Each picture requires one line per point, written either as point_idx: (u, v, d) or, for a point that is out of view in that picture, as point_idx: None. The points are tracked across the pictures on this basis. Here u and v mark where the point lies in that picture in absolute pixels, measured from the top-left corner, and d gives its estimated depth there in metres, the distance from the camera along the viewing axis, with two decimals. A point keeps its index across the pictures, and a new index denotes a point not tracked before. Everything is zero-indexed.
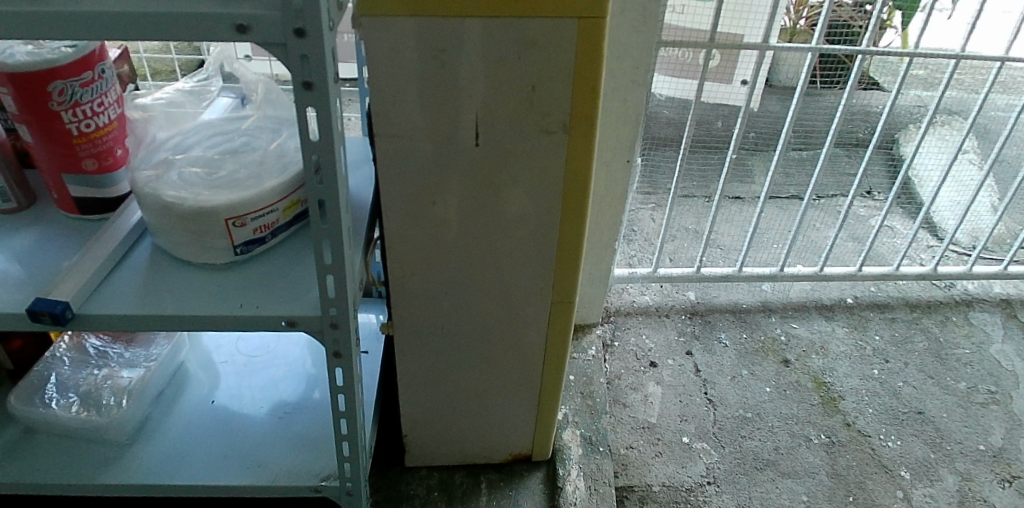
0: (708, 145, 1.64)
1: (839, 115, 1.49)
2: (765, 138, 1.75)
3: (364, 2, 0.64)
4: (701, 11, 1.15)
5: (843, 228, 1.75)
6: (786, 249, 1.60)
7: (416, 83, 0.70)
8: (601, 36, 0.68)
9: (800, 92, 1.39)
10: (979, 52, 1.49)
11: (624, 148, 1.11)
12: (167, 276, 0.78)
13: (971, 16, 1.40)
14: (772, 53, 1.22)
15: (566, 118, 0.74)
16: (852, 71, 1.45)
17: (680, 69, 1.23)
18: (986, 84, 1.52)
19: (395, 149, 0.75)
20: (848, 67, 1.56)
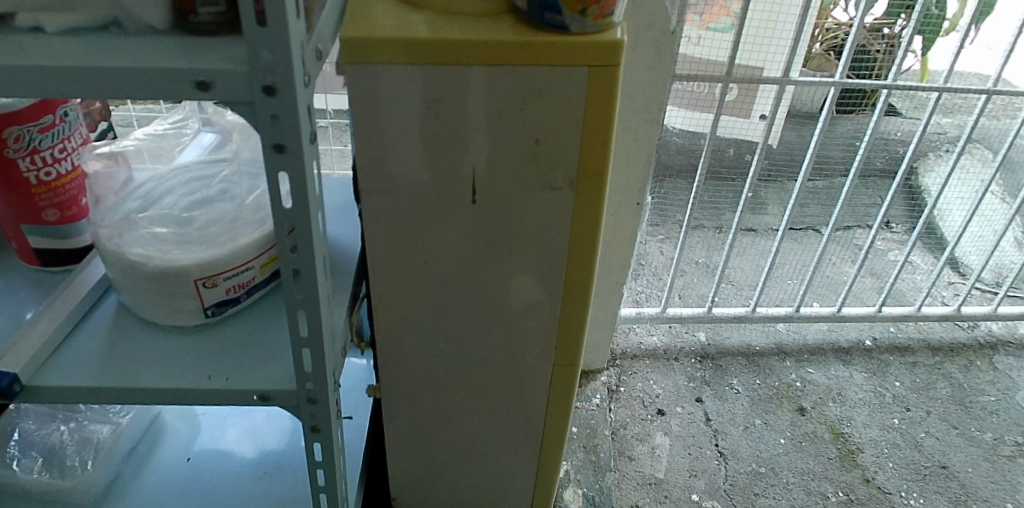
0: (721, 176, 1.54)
1: (865, 147, 1.41)
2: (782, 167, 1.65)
3: (347, 49, 0.58)
4: (718, 42, 1.07)
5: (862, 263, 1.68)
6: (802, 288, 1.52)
7: (407, 136, 0.63)
8: (613, 86, 0.62)
9: (822, 127, 1.32)
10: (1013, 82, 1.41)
11: (634, 190, 1.04)
12: (133, 340, 0.71)
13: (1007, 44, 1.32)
14: (793, 88, 1.15)
15: (572, 175, 0.67)
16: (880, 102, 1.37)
17: (695, 103, 1.16)
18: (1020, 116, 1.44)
19: (384, 206, 0.67)
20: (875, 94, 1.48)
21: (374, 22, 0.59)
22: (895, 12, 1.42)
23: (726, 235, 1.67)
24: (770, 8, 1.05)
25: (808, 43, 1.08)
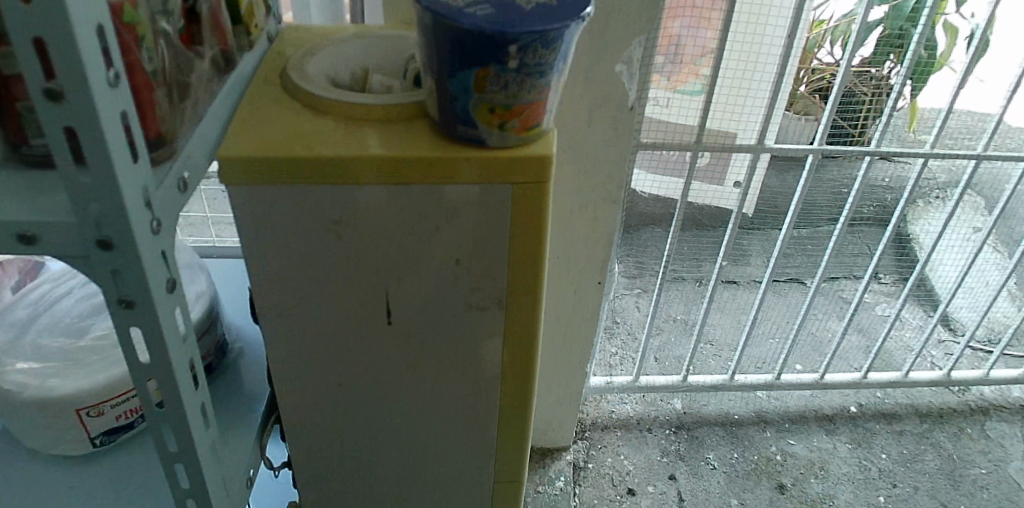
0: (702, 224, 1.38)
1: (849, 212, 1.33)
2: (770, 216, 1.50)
3: (226, 170, 0.50)
4: (687, 105, 0.98)
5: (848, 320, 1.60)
6: (785, 350, 1.44)
7: (307, 258, 0.55)
8: (540, 204, 0.54)
9: (801, 194, 1.22)
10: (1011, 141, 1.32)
11: (594, 270, 0.96)
12: (11, 471, 0.63)
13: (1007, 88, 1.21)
14: (769, 155, 1.06)
15: (500, 294, 0.59)
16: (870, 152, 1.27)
17: (664, 167, 1.08)
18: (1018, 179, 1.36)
19: (287, 329, 0.59)
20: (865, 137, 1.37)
21: (260, 134, 0.51)
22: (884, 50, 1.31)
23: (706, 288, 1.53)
24: (743, 74, 0.96)
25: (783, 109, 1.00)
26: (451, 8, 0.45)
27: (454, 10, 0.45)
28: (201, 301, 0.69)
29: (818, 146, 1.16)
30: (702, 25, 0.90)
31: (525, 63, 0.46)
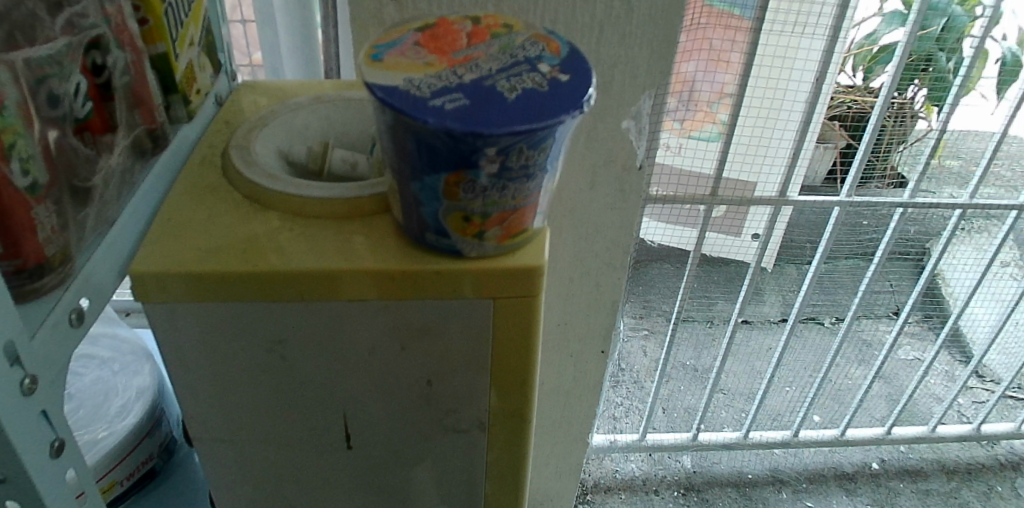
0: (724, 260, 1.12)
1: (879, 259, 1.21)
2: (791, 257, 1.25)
3: (141, 287, 0.40)
4: (702, 152, 0.87)
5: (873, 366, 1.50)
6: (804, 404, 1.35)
7: (249, 382, 0.46)
8: (528, 321, 0.44)
9: (824, 248, 1.10)
10: None
11: (598, 338, 0.86)
12: None
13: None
14: (791, 209, 0.97)
15: (482, 418, 0.49)
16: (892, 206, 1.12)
17: (677, 216, 0.94)
18: None
19: (230, 454, 0.50)
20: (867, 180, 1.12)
21: (185, 240, 0.42)
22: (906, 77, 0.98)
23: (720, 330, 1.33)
24: (765, 121, 0.85)
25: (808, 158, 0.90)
26: (414, 100, 0.35)
27: (418, 103, 0.35)
28: (142, 400, 0.60)
29: (845, 196, 1.04)
30: (720, 67, 0.79)
31: (508, 167, 0.37)
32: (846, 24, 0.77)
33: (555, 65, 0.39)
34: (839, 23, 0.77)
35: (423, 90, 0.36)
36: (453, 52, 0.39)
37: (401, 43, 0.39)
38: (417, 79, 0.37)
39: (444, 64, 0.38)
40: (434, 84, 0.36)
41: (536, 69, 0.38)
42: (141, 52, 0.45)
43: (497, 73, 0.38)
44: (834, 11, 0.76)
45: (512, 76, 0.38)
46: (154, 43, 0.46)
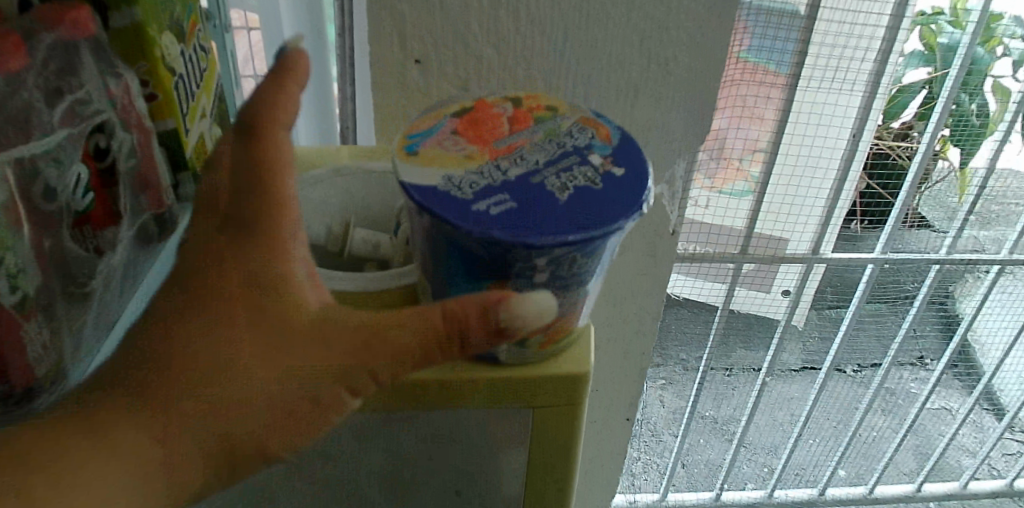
0: (763, 317, 1.01)
1: (919, 304, 1.08)
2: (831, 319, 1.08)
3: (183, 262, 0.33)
4: (732, 208, 0.83)
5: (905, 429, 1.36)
6: (835, 463, 1.29)
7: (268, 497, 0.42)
8: (573, 430, 0.40)
9: (857, 303, 1.03)
10: None
11: (624, 405, 0.82)
12: None
13: None
14: (824, 266, 0.93)
15: None
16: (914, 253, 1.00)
17: (706, 273, 0.90)
18: None
19: None
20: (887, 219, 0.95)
21: None
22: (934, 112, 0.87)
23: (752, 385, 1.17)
24: (800, 178, 0.81)
25: (842, 218, 0.87)
26: (454, 203, 0.32)
27: (460, 206, 0.31)
28: None
29: (880, 254, 0.97)
30: (753, 123, 0.75)
31: (560, 276, 0.33)
32: (886, 80, 0.75)
33: (607, 156, 0.35)
34: (879, 79, 0.75)
35: (464, 190, 0.32)
36: (495, 141, 0.35)
37: (438, 131, 0.36)
38: (458, 175, 0.33)
39: (486, 156, 0.34)
40: (476, 182, 0.33)
41: (587, 161, 0.35)
42: (149, 131, 0.41)
43: (546, 168, 0.34)
44: (874, 67, 0.74)
45: (561, 170, 0.34)
46: (162, 119, 0.43)
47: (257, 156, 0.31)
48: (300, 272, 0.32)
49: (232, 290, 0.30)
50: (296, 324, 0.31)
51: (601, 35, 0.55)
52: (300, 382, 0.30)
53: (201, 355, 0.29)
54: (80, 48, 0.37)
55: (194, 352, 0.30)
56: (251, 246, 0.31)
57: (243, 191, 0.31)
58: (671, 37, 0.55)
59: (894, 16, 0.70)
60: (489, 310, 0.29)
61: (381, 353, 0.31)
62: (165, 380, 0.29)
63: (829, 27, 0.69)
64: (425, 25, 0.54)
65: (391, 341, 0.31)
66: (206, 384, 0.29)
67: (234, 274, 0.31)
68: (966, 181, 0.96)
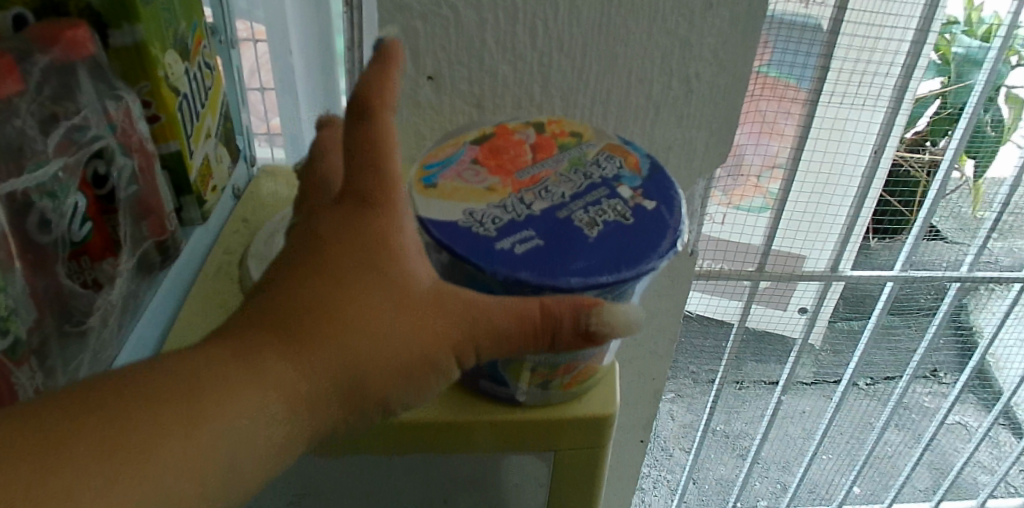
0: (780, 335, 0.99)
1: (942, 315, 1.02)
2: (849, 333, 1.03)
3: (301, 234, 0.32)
4: (752, 224, 0.80)
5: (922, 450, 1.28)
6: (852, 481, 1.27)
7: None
8: (592, 474, 0.38)
9: (878, 313, 0.97)
10: None
11: (638, 427, 0.79)
12: None
13: None
14: (844, 285, 0.90)
15: None
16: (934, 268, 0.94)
17: (722, 290, 0.87)
18: None
19: None
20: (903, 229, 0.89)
21: None
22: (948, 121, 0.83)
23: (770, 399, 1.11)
24: (820, 196, 0.79)
25: (862, 235, 0.85)
26: (477, 242, 0.30)
27: (482, 246, 0.30)
28: None
29: (901, 271, 0.92)
30: (774, 138, 0.73)
31: None
32: (907, 99, 0.73)
33: (637, 189, 0.33)
34: (902, 95, 0.73)
35: (487, 227, 0.31)
36: (518, 171, 0.34)
37: (459, 161, 0.34)
38: (480, 211, 0.31)
39: (509, 189, 0.33)
40: (500, 218, 0.31)
41: (617, 193, 0.33)
42: (152, 155, 0.39)
43: (573, 201, 0.32)
44: (897, 84, 0.71)
45: (590, 204, 0.32)
46: (166, 141, 0.41)
47: (376, 138, 0.29)
48: (411, 243, 0.30)
49: (340, 260, 0.28)
50: (405, 295, 0.28)
51: (622, 52, 0.53)
52: (404, 358, 0.28)
53: (310, 317, 0.27)
54: (78, 70, 0.35)
55: (302, 313, 0.27)
56: (368, 220, 0.29)
57: (360, 163, 0.29)
58: (694, 54, 0.54)
59: (921, 29, 0.68)
60: (582, 313, 0.28)
61: (486, 334, 0.29)
62: (271, 344, 0.27)
63: (852, 40, 0.67)
64: (439, 41, 0.52)
65: (496, 323, 0.29)
66: (311, 350, 0.27)
67: (346, 244, 0.28)
68: (980, 192, 0.92)
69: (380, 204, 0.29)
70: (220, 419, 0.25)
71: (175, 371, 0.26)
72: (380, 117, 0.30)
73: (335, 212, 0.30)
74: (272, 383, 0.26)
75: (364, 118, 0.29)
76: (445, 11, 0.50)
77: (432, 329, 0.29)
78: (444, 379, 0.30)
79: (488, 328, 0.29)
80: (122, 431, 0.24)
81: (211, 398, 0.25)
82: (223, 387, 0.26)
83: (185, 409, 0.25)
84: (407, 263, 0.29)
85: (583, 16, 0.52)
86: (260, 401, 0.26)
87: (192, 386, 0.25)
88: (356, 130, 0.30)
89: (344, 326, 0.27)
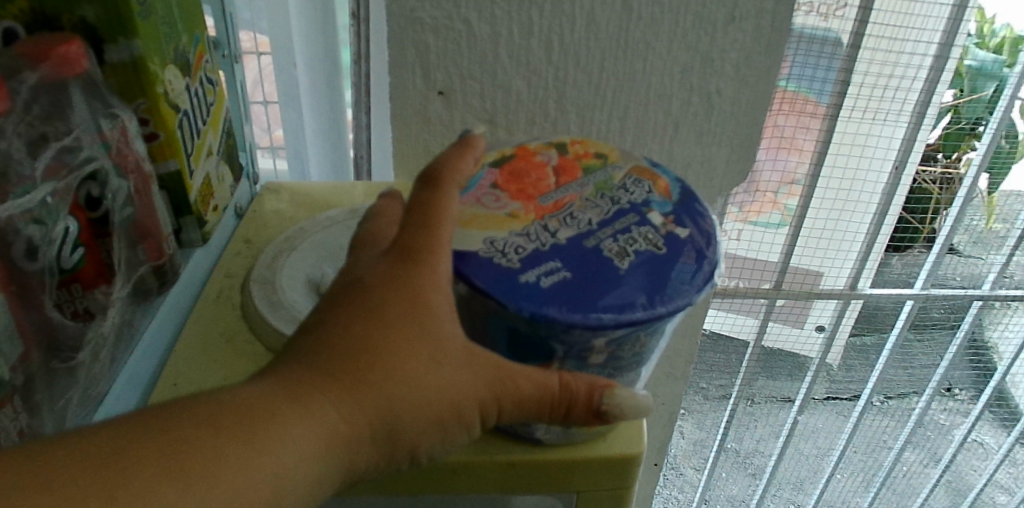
0: (795, 353, 0.96)
1: (965, 335, 0.98)
2: (869, 351, 0.99)
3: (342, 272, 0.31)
4: (768, 240, 0.78)
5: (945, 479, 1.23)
6: (867, 501, 1.23)
7: None
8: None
9: (898, 330, 0.94)
10: None
11: (653, 449, 0.77)
12: None
13: None
14: (862, 303, 0.88)
15: None
16: (953, 287, 0.90)
17: (737, 307, 0.85)
18: None
19: None
20: (911, 242, 0.84)
21: None
22: (960, 134, 0.78)
23: (784, 416, 1.08)
24: (840, 212, 0.77)
25: (882, 253, 0.82)
26: (501, 273, 0.29)
27: (505, 279, 0.29)
28: None
29: (922, 289, 0.89)
30: (792, 154, 0.71)
31: (619, 355, 0.31)
32: (930, 112, 0.70)
33: (669, 215, 0.31)
34: (924, 109, 0.70)
35: (510, 257, 0.30)
36: (541, 195, 0.33)
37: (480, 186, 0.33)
38: (502, 239, 0.30)
39: (532, 215, 0.31)
40: (523, 247, 0.30)
41: (647, 220, 0.31)
42: (149, 176, 0.37)
43: (601, 229, 0.31)
44: (920, 99, 0.69)
45: (619, 232, 0.31)
46: (164, 161, 0.39)
47: (436, 210, 0.30)
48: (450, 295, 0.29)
49: (386, 309, 0.28)
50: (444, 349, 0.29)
51: (640, 67, 0.51)
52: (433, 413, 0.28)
53: (358, 366, 0.27)
54: (70, 87, 0.33)
55: (350, 357, 0.27)
56: (417, 272, 0.29)
57: (417, 221, 0.30)
58: (716, 70, 0.51)
59: (944, 42, 0.66)
60: (597, 390, 0.30)
61: (512, 399, 0.30)
62: (310, 391, 0.26)
63: (874, 55, 0.65)
64: (451, 56, 0.50)
65: (523, 388, 0.30)
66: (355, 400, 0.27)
67: (393, 297, 0.28)
68: (994, 205, 0.86)
69: (430, 260, 0.29)
70: (253, 469, 0.24)
71: (208, 416, 0.24)
72: (444, 190, 0.31)
73: (384, 261, 0.30)
74: (309, 433, 0.25)
75: (432, 186, 0.31)
76: (457, 25, 0.49)
77: (463, 385, 0.29)
78: (463, 433, 0.30)
79: (516, 390, 0.30)
80: (148, 483, 0.22)
81: (245, 449, 0.24)
82: (261, 434, 0.24)
83: (222, 455, 0.23)
84: (448, 322, 0.29)
85: (601, 30, 0.50)
86: (305, 438, 0.25)
87: (229, 433, 0.24)
88: (422, 198, 0.31)
89: (382, 378, 0.27)
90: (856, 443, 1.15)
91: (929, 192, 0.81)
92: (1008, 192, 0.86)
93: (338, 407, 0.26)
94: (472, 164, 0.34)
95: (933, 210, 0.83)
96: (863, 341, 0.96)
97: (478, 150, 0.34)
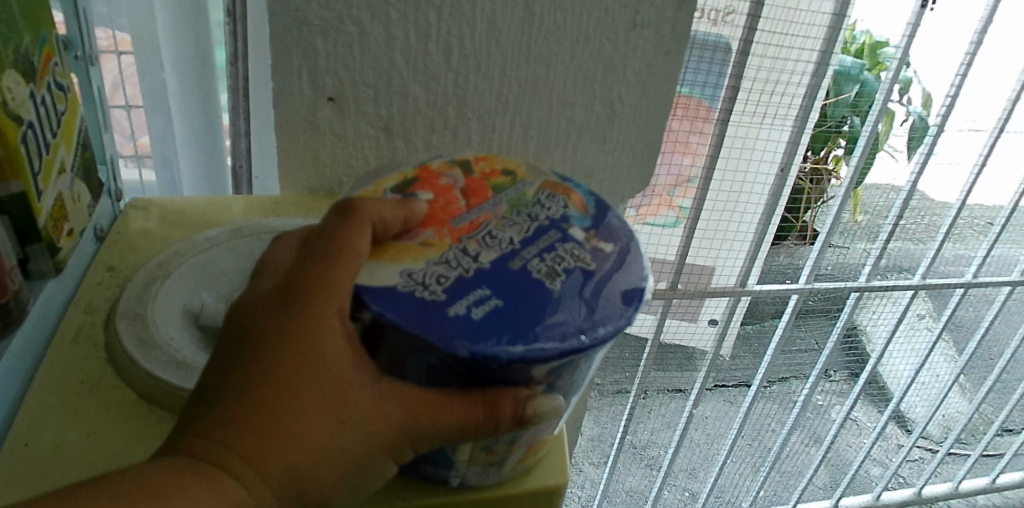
0: (689, 348, 0.99)
1: (841, 325, 1.05)
2: (756, 342, 1.04)
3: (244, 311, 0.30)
4: (665, 239, 0.80)
5: (826, 456, 1.32)
6: (759, 486, 1.29)
7: None
8: None
9: (785, 322, 0.99)
10: (1007, 255, 1.10)
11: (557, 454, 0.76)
12: None
13: (959, 196, 0.97)
14: (751, 297, 0.92)
15: None
16: (831, 279, 0.97)
17: None
18: (992, 305, 1.15)
19: None
20: (786, 235, 0.89)
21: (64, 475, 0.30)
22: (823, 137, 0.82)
23: (680, 409, 1.11)
24: (729, 212, 0.80)
25: (769, 248, 0.86)
26: (426, 308, 0.27)
27: (431, 314, 0.27)
28: None
29: (806, 283, 0.95)
30: (685, 157, 0.73)
31: (557, 385, 0.30)
32: (813, 114, 0.74)
33: (591, 227, 0.32)
34: (807, 113, 0.74)
35: (433, 288, 0.28)
36: (454, 219, 0.32)
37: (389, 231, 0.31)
38: (420, 270, 0.29)
39: (448, 239, 0.31)
40: (445, 276, 0.29)
41: (571, 235, 0.31)
42: None
43: (526, 247, 0.30)
44: (803, 103, 0.73)
45: (544, 250, 0.30)
46: (6, 182, 0.34)
47: (342, 245, 0.29)
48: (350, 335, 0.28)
49: (291, 358, 0.27)
50: (351, 393, 0.27)
51: (543, 73, 0.50)
52: (359, 450, 0.28)
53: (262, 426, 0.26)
54: None
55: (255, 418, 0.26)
56: (316, 313, 0.27)
57: (320, 257, 0.29)
58: (618, 77, 0.51)
59: (823, 51, 0.69)
60: (526, 411, 0.29)
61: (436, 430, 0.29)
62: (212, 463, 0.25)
63: (762, 62, 0.67)
64: (342, 59, 0.47)
65: (449, 418, 0.28)
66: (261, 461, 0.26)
67: (292, 341, 0.27)
68: (860, 198, 0.92)
69: (331, 299, 0.28)
70: None
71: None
72: (353, 225, 0.29)
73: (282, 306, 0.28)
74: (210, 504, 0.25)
75: (339, 219, 0.30)
76: (349, 26, 0.46)
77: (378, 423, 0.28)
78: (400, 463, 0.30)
79: (440, 421, 0.28)
80: None
81: None
82: None
83: None
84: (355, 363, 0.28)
85: (502, 35, 0.48)
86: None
87: None
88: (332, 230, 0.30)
89: (293, 431, 0.26)
90: (747, 428, 1.21)
91: (801, 189, 0.85)
92: (871, 188, 0.92)
93: (247, 470, 0.26)
94: (398, 218, 0.31)
95: (805, 206, 0.87)
96: (751, 332, 1.00)
97: (414, 209, 0.31)
